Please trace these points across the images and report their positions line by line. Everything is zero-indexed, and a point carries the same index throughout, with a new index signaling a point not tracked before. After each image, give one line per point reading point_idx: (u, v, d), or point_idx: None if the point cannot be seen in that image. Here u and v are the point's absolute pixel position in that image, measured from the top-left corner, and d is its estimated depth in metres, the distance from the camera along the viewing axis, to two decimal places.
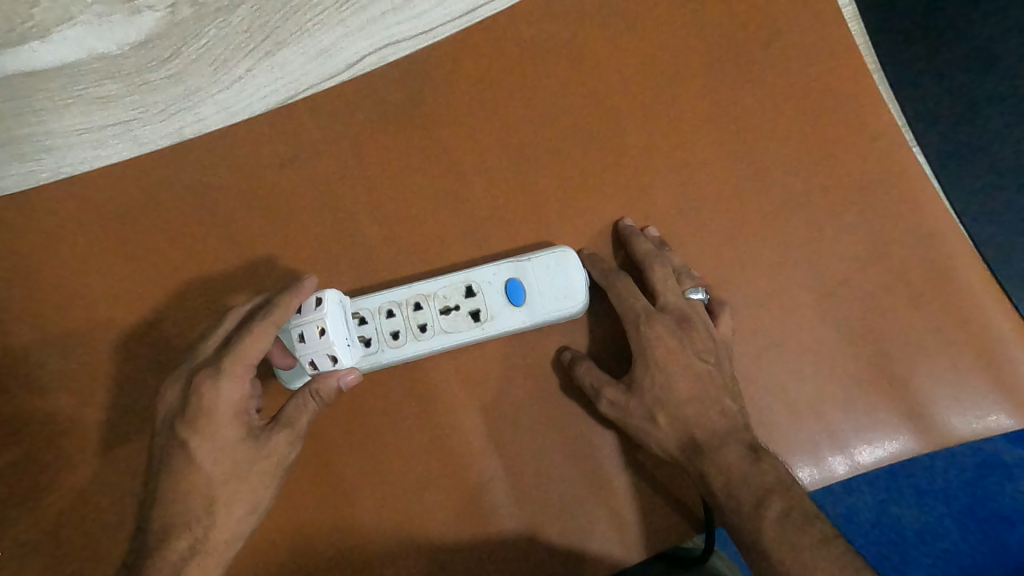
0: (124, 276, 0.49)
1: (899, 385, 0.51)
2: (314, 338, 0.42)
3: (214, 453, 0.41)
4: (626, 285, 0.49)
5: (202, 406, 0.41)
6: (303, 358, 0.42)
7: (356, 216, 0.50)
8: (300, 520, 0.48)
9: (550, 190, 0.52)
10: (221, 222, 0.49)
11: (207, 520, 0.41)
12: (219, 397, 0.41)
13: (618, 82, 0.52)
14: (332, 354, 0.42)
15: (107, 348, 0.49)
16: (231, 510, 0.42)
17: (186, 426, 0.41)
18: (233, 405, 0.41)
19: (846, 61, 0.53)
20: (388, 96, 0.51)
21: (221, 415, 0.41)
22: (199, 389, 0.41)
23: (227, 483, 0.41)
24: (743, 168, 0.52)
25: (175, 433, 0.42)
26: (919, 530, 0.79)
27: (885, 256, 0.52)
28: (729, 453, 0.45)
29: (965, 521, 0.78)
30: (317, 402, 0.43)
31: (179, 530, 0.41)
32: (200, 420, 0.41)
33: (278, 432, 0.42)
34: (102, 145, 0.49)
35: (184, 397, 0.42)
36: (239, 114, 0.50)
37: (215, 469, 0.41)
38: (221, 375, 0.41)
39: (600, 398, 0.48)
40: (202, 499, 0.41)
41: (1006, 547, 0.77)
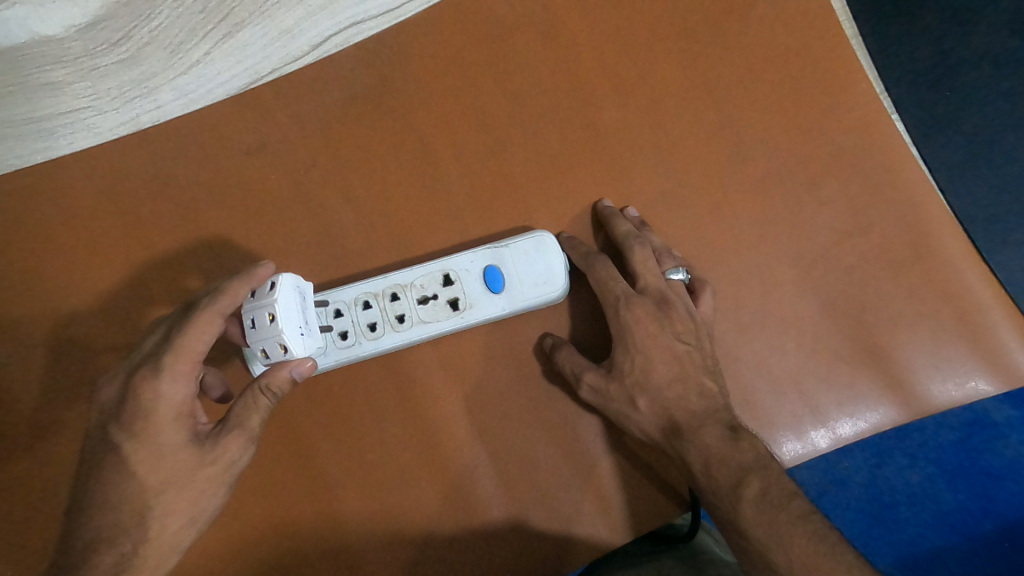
0: (94, 274, 0.49)
1: (881, 357, 0.51)
2: (264, 325, 0.41)
3: (152, 459, 0.40)
4: (605, 267, 0.48)
5: (143, 408, 0.39)
6: (255, 346, 0.42)
7: (329, 208, 0.49)
8: (287, 515, 0.49)
9: (525, 171, 0.51)
10: (191, 217, 0.49)
11: (138, 532, 0.40)
12: (161, 396, 0.39)
13: (591, 58, 0.51)
14: (282, 344, 0.41)
15: (80, 352, 0.48)
16: (166, 522, 0.40)
17: (125, 429, 0.40)
18: (176, 406, 0.40)
19: (824, 29, 0.52)
20: (356, 80, 0.50)
21: (164, 417, 0.40)
22: (139, 391, 0.39)
23: (162, 493, 0.40)
24: (722, 142, 0.52)
25: (109, 440, 0.40)
26: (906, 492, 0.75)
27: (867, 227, 0.52)
28: (709, 434, 0.45)
29: (956, 480, 0.74)
30: (268, 398, 0.42)
31: (110, 543, 0.39)
32: (139, 422, 0.39)
33: (227, 436, 0.41)
34: (53, 135, 0.48)
35: (122, 397, 0.40)
36: (197, 100, 0.49)
37: (156, 475, 0.40)
38: (162, 373, 0.39)
39: (580, 384, 0.48)
40: (134, 510, 0.40)
41: (998, 504, 0.72)
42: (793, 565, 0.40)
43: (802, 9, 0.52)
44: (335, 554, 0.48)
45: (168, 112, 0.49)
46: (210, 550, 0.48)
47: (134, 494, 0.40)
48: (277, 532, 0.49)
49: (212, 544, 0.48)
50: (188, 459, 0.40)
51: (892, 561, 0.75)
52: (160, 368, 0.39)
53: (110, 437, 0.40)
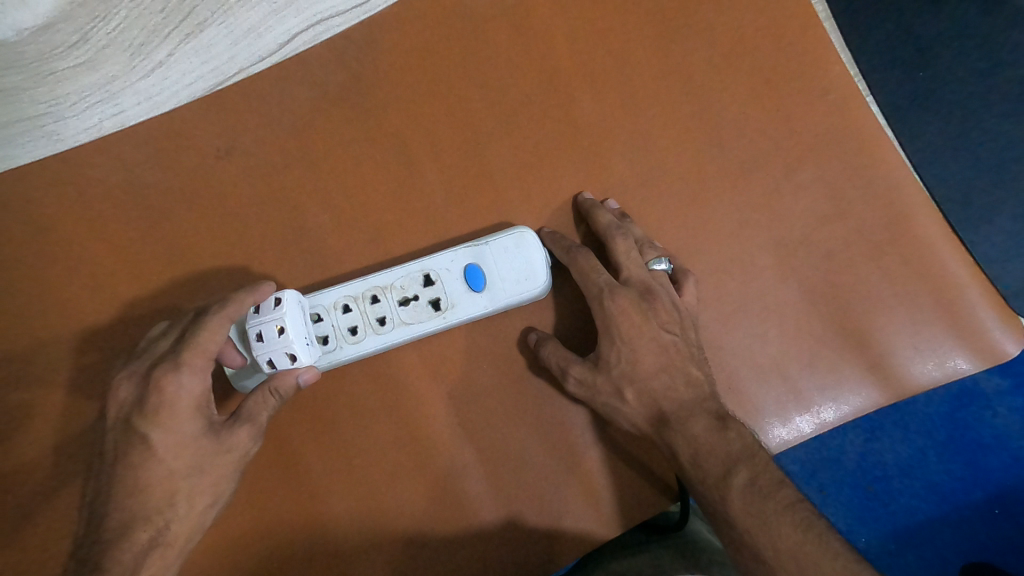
0: (56, 284, 0.47)
1: (863, 341, 0.52)
2: (272, 337, 0.42)
3: (175, 445, 0.40)
4: (588, 260, 0.48)
5: (164, 400, 0.40)
6: (261, 358, 0.42)
7: (305, 210, 0.48)
8: (271, 525, 0.48)
9: (503, 167, 0.50)
10: (160, 222, 0.47)
11: (169, 512, 0.40)
12: (182, 389, 0.40)
13: (566, 49, 0.51)
14: (290, 353, 0.42)
15: (44, 367, 0.46)
16: (193, 503, 0.41)
17: (146, 419, 0.40)
18: (195, 398, 0.40)
19: (797, 12, 0.52)
20: (326, 77, 0.48)
21: (184, 408, 0.40)
22: (159, 384, 0.40)
23: (187, 477, 0.40)
24: (701, 131, 0.51)
25: (133, 430, 0.40)
26: (899, 465, 0.76)
27: (845, 211, 0.52)
28: (696, 425, 0.45)
29: (947, 452, 0.75)
30: (276, 399, 0.43)
31: (140, 524, 0.39)
32: (161, 413, 0.40)
33: (240, 427, 0.41)
34: (10, 143, 0.46)
35: (142, 392, 0.40)
36: (162, 104, 0.47)
37: (177, 461, 0.40)
38: (181, 367, 0.40)
39: (566, 378, 0.47)
40: (163, 494, 0.40)
41: (985, 472, 0.75)
42: (781, 556, 0.40)
43: None
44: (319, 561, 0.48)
45: (131, 117, 0.47)
46: (192, 566, 0.47)
47: (163, 477, 0.40)
48: (259, 545, 0.48)
49: (195, 559, 0.47)
50: (203, 450, 0.40)
51: (886, 532, 0.76)
52: (179, 364, 0.40)
53: (132, 427, 0.40)
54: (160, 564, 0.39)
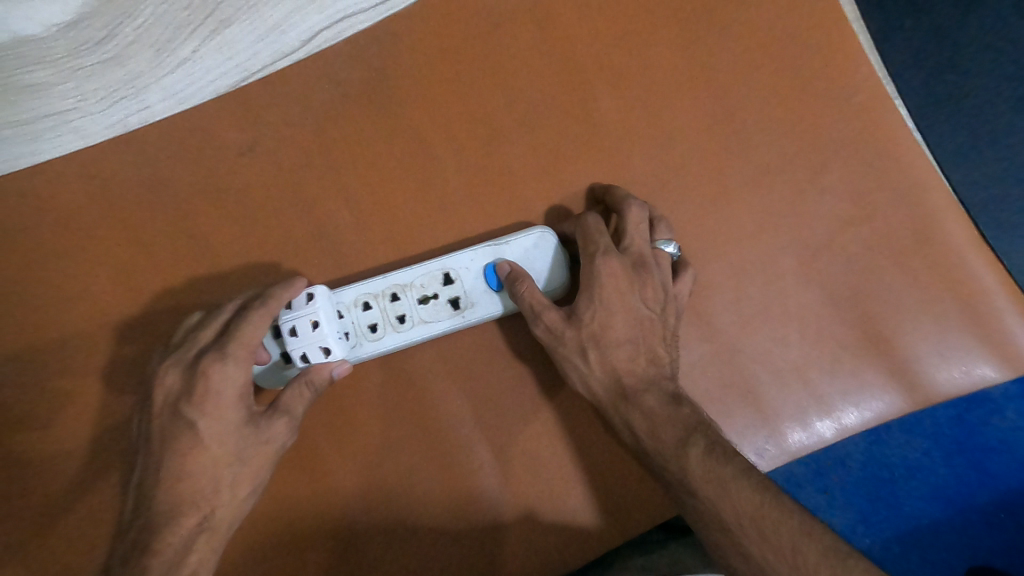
0: (81, 278, 0.47)
1: (888, 347, 0.51)
2: (306, 331, 0.43)
3: (220, 434, 0.40)
4: (597, 222, 0.46)
5: (209, 389, 0.40)
6: (295, 352, 0.43)
7: (324, 208, 0.48)
8: (287, 524, 0.47)
9: (524, 165, 0.50)
10: (184, 218, 0.47)
11: (215, 499, 0.40)
12: (227, 379, 0.40)
13: (588, 49, 0.51)
14: (324, 347, 0.43)
15: (65, 362, 0.46)
16: (236, 491, 0.41)
17: (194, 406, 0.40)
18: (239, 387, 0.40)
19: (821, 13, 0.51)
20: (348, 75, 0.49)
21: (228, 396, 0.40)
22: (205, 372, 0.40)
23: (231, 465, 0.40)
24: (723, 133, 0.51)
25: (181, 418, 0.40)
26: (905, 467, 0.72)
27: (870, 214, 0.51)
28: (650, 398, 0.43)
29: (954, 455, 0.71)
30: (311, 392, 0.43)
31: (188, 509, 0.39)
32: (208, 403, 0.40)
33: (278, 419, 0.41)
34: (39, 138, 0.47)
35: (187, 382, 0.40)
36: (186, 100, 0.48)
37: (222, 449, 0.40)
38: (227, 359, 0.40)
39: (535, 321, 0.45)
40: (208, 481, 0.40)
41: (993, 475, 0.71)
42: (742, 521, 0.38)
43: None
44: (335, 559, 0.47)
45: (156, 112, 0.47)
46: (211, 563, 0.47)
47: (208, 465, 0.40)
48: (274, 543, 0.47)
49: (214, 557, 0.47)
50: (245, 439, 0.40)
51: (889, 535, 0.74)
52: (225, 355, 0.40)
53: (180, 415, 0.40)
54: (206, 549, 0.40)
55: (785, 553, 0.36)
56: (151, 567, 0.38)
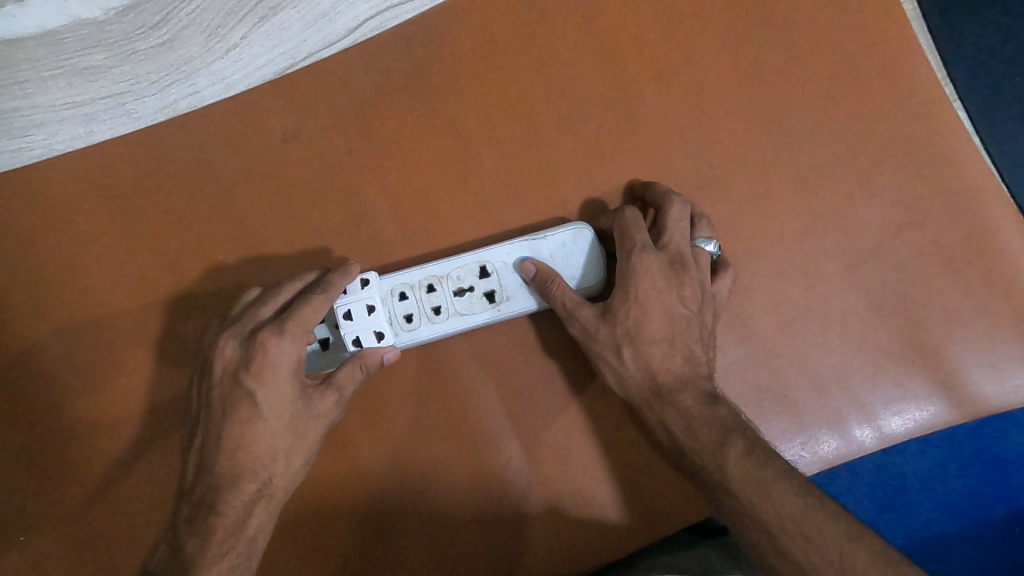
0: (128, 258, 0.48)
1: (935, 357, 0.49)
2: (361, 316, 0.44)
3: (278, 405, 0.41)
4: (632, 217, 0.46)
5: (268, 361, 0.41)
6: (348, 336, 0.44)
7: (364, 197, 0.49)
8: (310, 508, 0.48)
9: (565, 158, 0.49)
10: (228, 202, 0.48)
11: (272, 466, 0.41)
12: (284, 355, 0.41)
13: (634, 44, 0.50)
14: (377, 332, 0.45)
15: (109, 339, 0.47)
16: (291, 460, 0.42)
17: (253, 377, 0.41)
18: (295, 361, 0.42)
19: (875, 13, 0.50)
20: (393, 65, 0.49)
21: (285, 369, 0.41)
22: (264, 345, 0.41)
23: (287, 436, 0.42)
24: (769, 133, 0.50)
25: (240, 386, 0.41)
26: (919, 476, 0.71)
27: (922, 219, 0.50)
28: (687, 398, 0.42)
29: (969, 467, 0.70)
30: (362, 373, 0.43)
31: (247, 476, 0.41)
32: (266, 374, 0.41)
33: (329, 394, 0.42)
34: (94, 120, 0.48)
35: (245, 352, 0.41)
36: (235, 86, 0.48)
37: (279, 420, 0.41)
38: (285, 334, 0.41)
39: (569, 319, 0.44)
40: (266, 450, 0.41)
41: (1011, 489, 0.69)
42: (784, 522, 0.38)
43: None
44: (363, 544, 0.47)
45: (205, 97, 0.48)
46: None
47: (267, 435, 0.41)
48: (300, 526, 0.47)
49: None
50: (300, 412, 0.42)
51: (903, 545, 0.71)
52: (282, 330, 0.41)
53: (239, 384, 0.41)
54: (265, 514, 0.41)
55: (831, 556, 0.36)
56: (216, 527, 0.39)
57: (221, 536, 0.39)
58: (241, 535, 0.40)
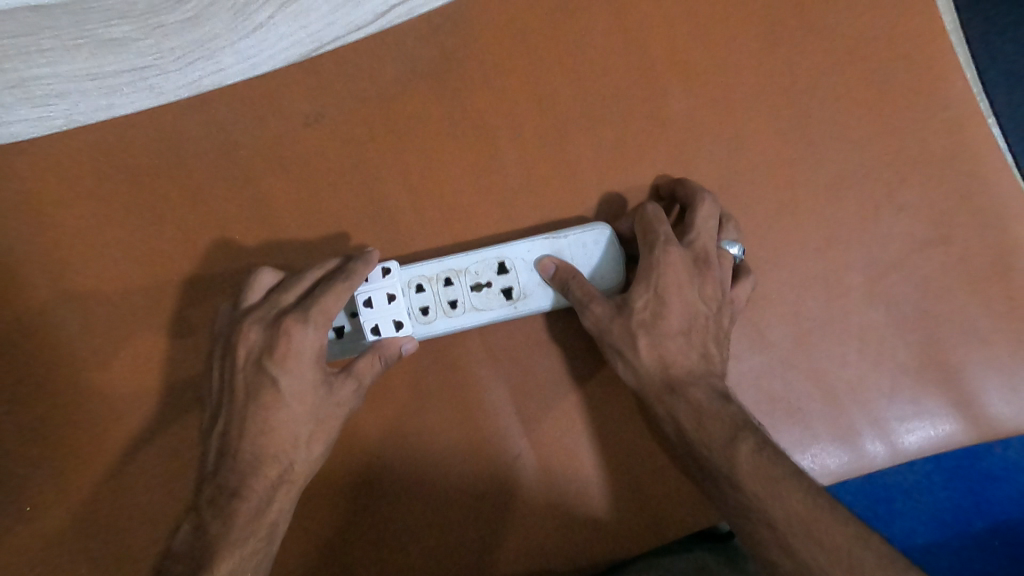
0: (143, 233, 0.47)
1: (952, 376, 0.49)
2: (382, 304, 0.44)
3: (300, 392, 0.40)
4: (653, 211, 0.45)
5: (292, 348, 0.40)
6: (367, 323, 0.44)
7: (384, 185, 0.48)
8: (306, 491, 0.47)
9: (589, 156, 0.49)
10: (245, 182, 0.47)
11: (293, 453, 0.41)
12: (307, 343, 0.40)
13: (665, 45, 0.49)
14: (397, 320, 0.44)
15: (119, 315, 0.47)
16: (312, 448, 0.41)
17: (276, 363, 0.40)
18: (318, 349, 0.41)
19: (909, 28, 0.50)
20: (420, 53, 0.48)
21: (308, 357, 0.40)
22: (287, 332, 0.40)
23: (308, 423, 0.41)
24: (796, 143, 0.50)
25: (263, 372, 0.40)
26: (904, 485, 0.72)
27: (945, 237, 0.49)
28: (698, 391, 0.42)
29: (949, 479, 0.71)
30: (381, 364, 0.43)
31: (269, 462, 0.40)
32: (289, 360, 0.40)
33: (348, 382, 0.42)
34: (116, 92, 0.47)
35: (269, 338, 0.41)
36: (259, 65, 0.47)
37: (301, 407, 0.41)
38: (309, 322, 0.40)
39: (584, 312, 0.44)
40: (287, 437, 0.41)
41: (991, 503, 0.69)
42: (791, 519, 0.37)
43: (886, 8, 0.50)
44: (361, 527, 0.47)
45: (229, 75, 0.47)
46: None
47: (288, 421, 0.40)
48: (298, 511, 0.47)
49: None
50: (321, 401, 0.41)
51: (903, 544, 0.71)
52: (306, 317, 0.40)
53: (263, 369, 0.40)
54: (286, 500, 0.41)
55: (840, 557, 0.35)
56: (238, 511, 0.39)
57: (243, 520, 0.39)
58: (263, 520, 0.40)
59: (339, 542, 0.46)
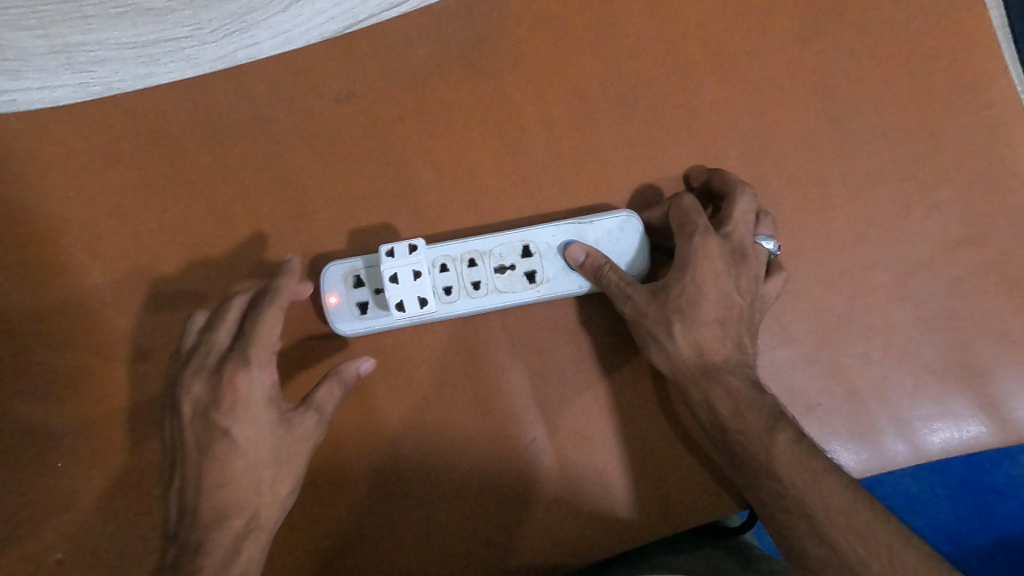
0: (173, 203, 0.48)
1: (980, 378, 0.48)
2: (407, 281, 0.44)
3: (255, 437, 0.40)
4: (691, 202, 0.45)
5: (238, 397, 0.40)
6: (392, 299, 0.44)
7: (411, 164, 0.48)
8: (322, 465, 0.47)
9: (618, 142, 0.48)
10: (275, 156, 0.48)
11: (256, 499, 0.40)
12: (253, 385, 0.41)
13: (701, 33, 0.49)
14: (422, 297, 0.44)
15: (144, 282, 0.47)
16: (277, 489, 0.41)
17: (225, 414, 0.40)
18: (266, 390, 0.41)
19: (951, 22, 0.49)
20: (454, 33, 0.48)
21: (258, 400, 0.41)
22: (232, 380, 0.40)
23: (270, 466, 0.41)
24: (829, 137, 0.49)
25: (213, 425, 0.40)
26: (914, 496, 0.75)
27: (980, 236, 0.48)
28: (735, 379, 0.42)
29: (960, 493, 0.74)
30: (340, 390, 0.43)
31: (233, 512, 0.40)
32: (238, 408, 0.40)
33: (308, 415, 0.42)
34: (154, 62, 0.47)
35: (212, 390, 0.41)
36: (294, 41, 0.48)
37: (258, 452, 0.40)
38: (251, 365, 0.41)
39: (623, 300, 0.43)
40: (248, 483, 0.40)
41: (998, 519, 0.73)
42: (830, 512, 0.37)
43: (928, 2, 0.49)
44: (371, 499, 0.47)
45: (264, 49, 0.48)
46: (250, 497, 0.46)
47: (248, 467, 0.40)
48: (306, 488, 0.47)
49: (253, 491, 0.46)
50: (281, 440, 0.41)
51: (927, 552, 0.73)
52: (248, 360, 0.41)
53: (212, 422, 0.40)
54: (254, 550, 0.40)
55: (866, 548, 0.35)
56: (202, 567, 0.38)
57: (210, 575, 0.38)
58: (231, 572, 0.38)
59: (348, 516, 0.47)
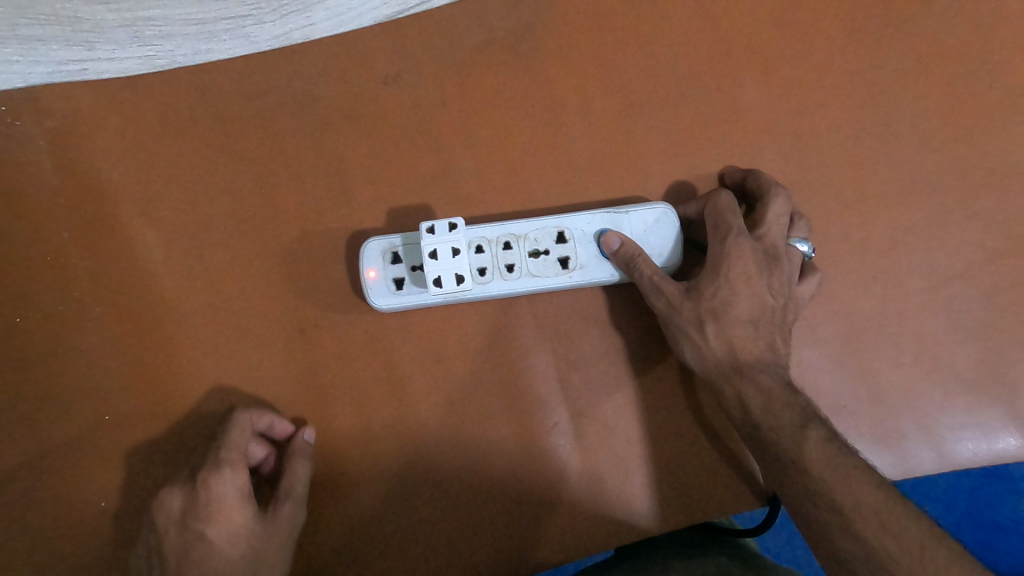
0: (221, 174, 0.49)
1: (1011, 390, 0.48)
2: (446, 258, 0.45)
3: (232, 536, 0.42)
4: (727, 201, 0.45)
5: (211, 503, 0.42)
6: (431, 273, 0.45)
7: (452, 148, 0.49)
8: (338, 440, 0.47)
9: (656, 137, 0.49)
10: (322, 136, 0.49)
11: None
12: (226, 487, 0.42)
13: (744, 33, 0.49)
14: (458, 274, 0.45)
15: (187, 248, 0.48)
16: None
17: (199, 519, 0.42)
18: (239, 491, 0.43)
19: (991, 35, 0.50)
20: (501, 23, 0.50)
21: (231, 500, 0.42)
22: (205, 484, 0.42)
23: (248, 561, 0.42)
24: (868, 141, 0.49)
25: (189, 530, 0.42)
26: None
27: (1015, 247, 0.48)
28: (767, 377, 0.43)
29: (964, 527, 0.76)
30: (305, 465, 0.45)
31: None
32: (212, 512, 0.42)
33: (282, 503, 0.43)
34: (214, 38, 0.49)
35: (186, 496, 0.42)
36: (347, 23, 0.50)
37: (237, 552, 0.42)
38: (222, 467, 0.42)
39: (654, 294, 0.44)
40: None
41: (1005, 554, 0.75)
42: (858, 507, 0.37)
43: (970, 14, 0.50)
44: (391, 475, 0.47)
45: (319, 30, 0.50)
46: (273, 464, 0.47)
47: (228, 565, 0.42)
48: (328, 463, 0.47)
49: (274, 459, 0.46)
50: (258, 534, 0.42)
51: None
52: (219, 463, 0.43)
53: (188, 527, 0.42)
54: None
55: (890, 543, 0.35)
56: None
57: None
58: None
59: (366, 496, 0.47)
